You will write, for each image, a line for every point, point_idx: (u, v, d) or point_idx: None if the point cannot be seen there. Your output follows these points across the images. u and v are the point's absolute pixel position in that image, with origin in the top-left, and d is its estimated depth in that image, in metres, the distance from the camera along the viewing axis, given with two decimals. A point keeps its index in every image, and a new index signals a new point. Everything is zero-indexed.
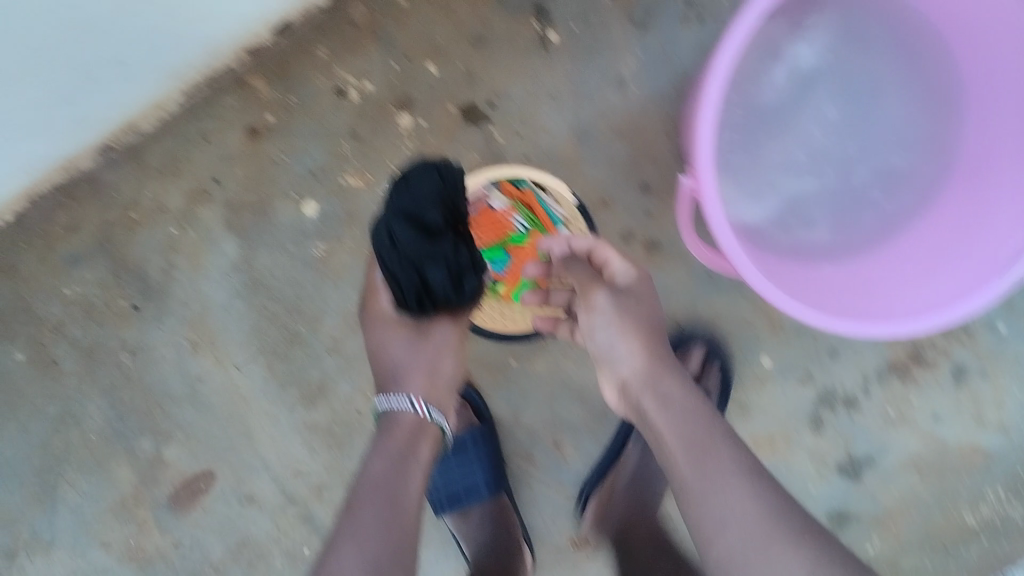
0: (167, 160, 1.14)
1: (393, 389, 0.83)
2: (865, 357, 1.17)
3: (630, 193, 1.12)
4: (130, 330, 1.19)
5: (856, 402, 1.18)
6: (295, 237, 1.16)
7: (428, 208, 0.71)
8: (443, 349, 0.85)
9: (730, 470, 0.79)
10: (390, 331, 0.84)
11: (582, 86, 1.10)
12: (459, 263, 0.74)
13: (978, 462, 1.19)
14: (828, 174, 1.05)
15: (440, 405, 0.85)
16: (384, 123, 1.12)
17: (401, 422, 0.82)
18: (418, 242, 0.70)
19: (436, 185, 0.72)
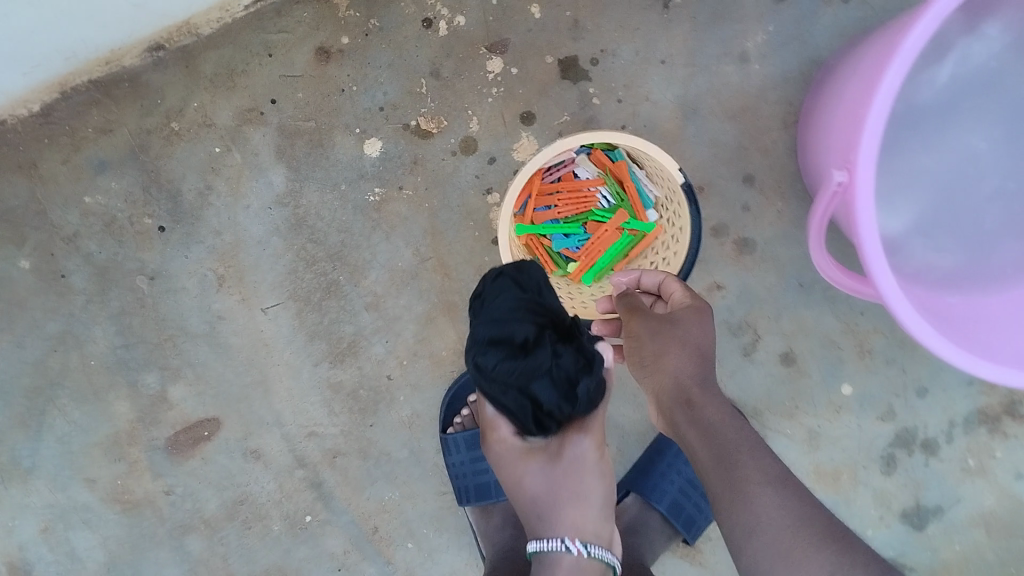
0: (222, 68, 1.03)
1: (543, 529, 0.67)
2: (956, 401, 1.05)
3: (731, 182, 1.02)
4: (152, 252, 1.07)
5: (934, 446, 1.05)
6: (350, 177, 1.05)
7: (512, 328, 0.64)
8: (584, 469, 0.66)
9: (771, 481, 0.61)
10: (521, 465, 0.67)
11: (698, 54, 1.01)
12: (560, 371, 0.62)
13: None
14: (976, 196, 0.90)
15: (599, 535, 0.67)
16: (473, 64, 1.02)
17: (561, 573, 0.65)
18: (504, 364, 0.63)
19: (515, 304, 0.68)
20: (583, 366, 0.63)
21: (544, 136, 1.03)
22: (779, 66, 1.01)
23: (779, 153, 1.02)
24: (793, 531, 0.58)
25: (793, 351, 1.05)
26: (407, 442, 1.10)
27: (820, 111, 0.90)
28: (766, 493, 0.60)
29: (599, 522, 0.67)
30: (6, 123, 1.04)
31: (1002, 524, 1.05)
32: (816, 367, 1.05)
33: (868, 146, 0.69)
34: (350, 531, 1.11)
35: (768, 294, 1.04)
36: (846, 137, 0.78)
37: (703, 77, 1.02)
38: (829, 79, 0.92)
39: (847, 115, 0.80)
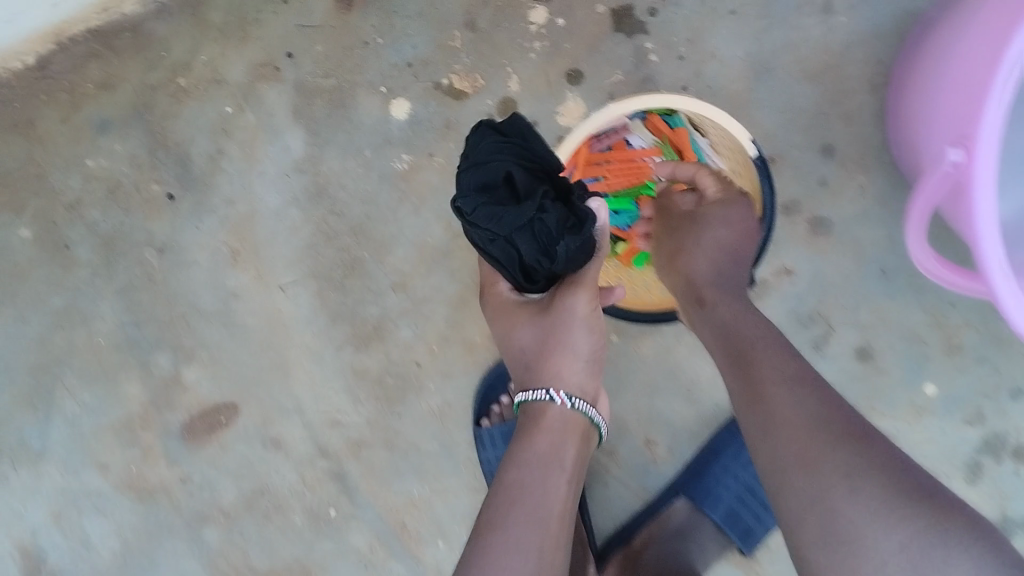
0: (232, 16, 0.95)
1: (532, 383, 0.73)
2: None
3: (807, 153, 0.90)
4: (161, 222, 0.98)
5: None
6: (375, 142, 0.95)
7: (497, 173, 0.68)
8: (573, 324, 0.72)
9: (814, 398, 0.60)
10: (514, 317, 0.76)
11: (774, 5, 0.89)
12: (543, 226, 0.67)
13: None
14: None
15: (582, 390, 0.73)
16: (515, 13, 0.92)
17: (546, 420, 0.70)
18: (488, 208, 0.66)
19: (500, 146, 0.69)
20: (569, 225, 0.68)
21: (592, 98, 0.91)
22: (869, 18, 0.89)
23: (862, 121, 0.89)
24: (812, 426, 0.58)
25: (872, 345, 0.92)
26: (437, 435, 1.00)
27: (914, 93, 0.80)
28: (797, 392, 0.61)
29: (584, 377, 0.73)
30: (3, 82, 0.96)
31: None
32: (898, 363, 0.92)
33: (988, 125, 0.61)
34: (376, 527, 1.00)
35: (845, 281, 0.91)
36: (950, 117, 0.69)
37: (777, 31, 0.89)
38: (919, 54, 0.81)
39: (947, 96, 0.71)
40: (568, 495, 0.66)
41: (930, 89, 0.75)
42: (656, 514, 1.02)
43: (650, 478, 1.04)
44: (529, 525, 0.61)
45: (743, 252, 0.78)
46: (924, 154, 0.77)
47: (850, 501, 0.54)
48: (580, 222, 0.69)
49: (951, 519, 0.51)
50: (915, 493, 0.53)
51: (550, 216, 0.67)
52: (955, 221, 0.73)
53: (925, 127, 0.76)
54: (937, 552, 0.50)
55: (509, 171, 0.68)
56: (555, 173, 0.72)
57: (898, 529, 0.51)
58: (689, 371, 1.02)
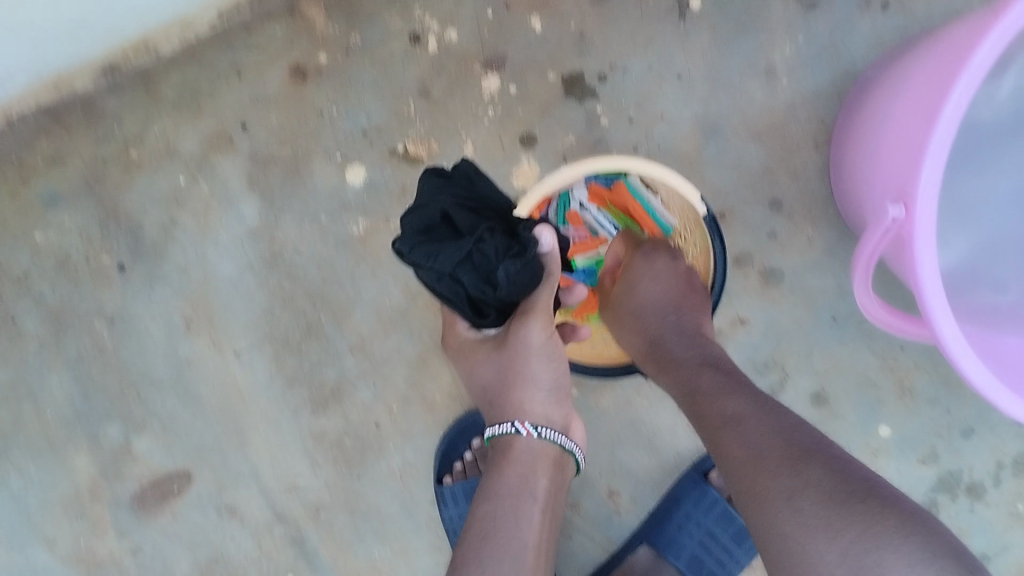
0: (186, 92, 0.93)
1: (497, 416, 0.74)
2: (1005, 442, 0.95)
3: (756, 209, 0.93)
4: (110, 293, 0.97)
5: (980, 491, 0.95)
6: (331, 208, 0.95)
7: (435, 211, 0.67)
8: (529, 357, 0.72)
9: (755, 428, 0.64)
10: (474, 354, 0.76)
11: (718, 69, 0.92)
12: (482, 257, 0.65)
13: None
14: None
15: (549, 419, 0.74)
16: (468, 81, 0.93)
17: (515, 451, 0.72)
18: (425, 246, 0.65)
19: (442, 187, 0.70)
20: (512, 252, 0.67)
21: (546, 159, 0.93)
22: (810, 79, 0.92)
23: (807, 176, 0.93)
24: (754, 456, 0.62)
25: (825, 391, 0.96)
26: (399, 495, 0.99)
27: (858, 147, 0.83)
28: (739, 435, 0.65)
29: (549, 406, 0.74)
30: None
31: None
32: (852, 408, 0.96)
33: (928, 183, 0.63)
34: None
35: (798, 330, 0.95)
36: (893, 169, 0.72)
37: (723, 93, 0.92)
38: (861, 111, 0.84)
39: (889, 148, 0.74)
40: (542, 524, 0.68)
41: (873, 144, 0.79)
42: (619, 560, 1.04)
43: (613, 528, 1.05)
44: (504, 555, 0.64)
45: (688, 302, 0.82)
46: (868, 210, 0.80)
47: (789, 515, 0.57)
48: (522, 249, 0.68)
49: (884, 525, 0.53)
50: (855, 499, 0.55)
51: (489, 245, 0.66)
52: (904, 272, 0.76)
53: (869, 180, 0.79)
54: (876, 560, 0.52)
55: (444, 208, 0.67)
56: (501, 211, 0.72)
57: (837, 541, 0.53)
58: (648, 424, 1.03)
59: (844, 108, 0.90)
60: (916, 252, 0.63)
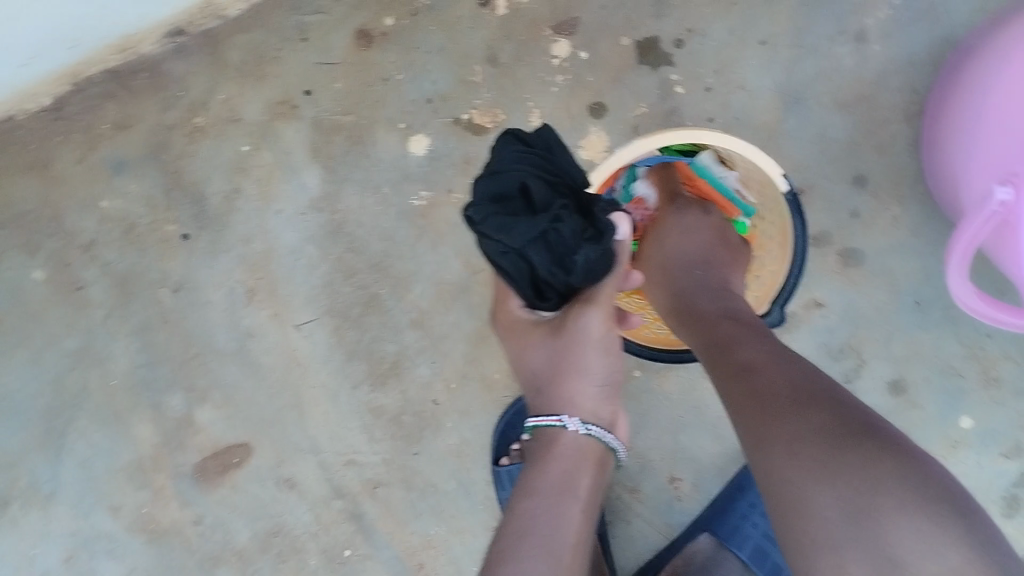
0: (250, 56, 0.93)
1: (543, 408, 0.69)
2: None
3: (838, 184, 0.88)
4: (175, 261, 0.96)
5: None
6: (394, 177, 0.93)
7: (511, 181, 0.63)
8: (587, 346, 0.68)
9: (783, 376, 0.58)
10: (526, 336, 0.72)
11: (800, 36, 0.88)
12: (557, 237, 0.62)
13: None
14: None
15: (597, 415, 0.69)
16: (537, 47, 0.90)
17: (560, 446, 0.67)
18: (499, 218, 0.61)
19: (521, 156, 0.65)
20: (588, 235, 0.64)
21: (615, 130, 0.89)
22: (901, 46, 0.87)
23: (891, 152, 0.88)
24: (767, 404, 0.57)
25: (904, 380, 0.90)
26: (457, 472, 0.98)
27: (954, 124, 0.78)
28: (741, 386, 0.60)
29: (598, 402, 0.70)
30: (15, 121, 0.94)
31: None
32: (931, 398, 0.90)
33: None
34: (393, 568, 0.98)
35: (878, 314, 0.90)
36: (998, 151, 0.68)
37: (804, 62, 0.88)
38: (956, 86, 0.80)
39: (994, 130, 0.69)
40: (583, 527, 0.62)
41: (970, 123, 0.74)
42: (680, 549, 1.00)
43: (674, 514, 1.01)
44: (541, 554, 0.58)
45: (718, 258, 0.78)
46: (964, 189, 0.76)
47: (793, 466, 0.53)
48: (598, 233, 0.64)
49: (880, 470, 0.50)
50: (852, 439, 0.52)
51: (566, 226, 0.62)
52: (1005, 263, 0.71)
53: (966, 161, 0.74)
54: (875, 509, 0.49)
55: (524, 180, 0.63)
56: (579, 189, 0.67)
57: (835, 489, 0.51)
58: (710, 410, 1.00)
59: (937, 78, 0.85)
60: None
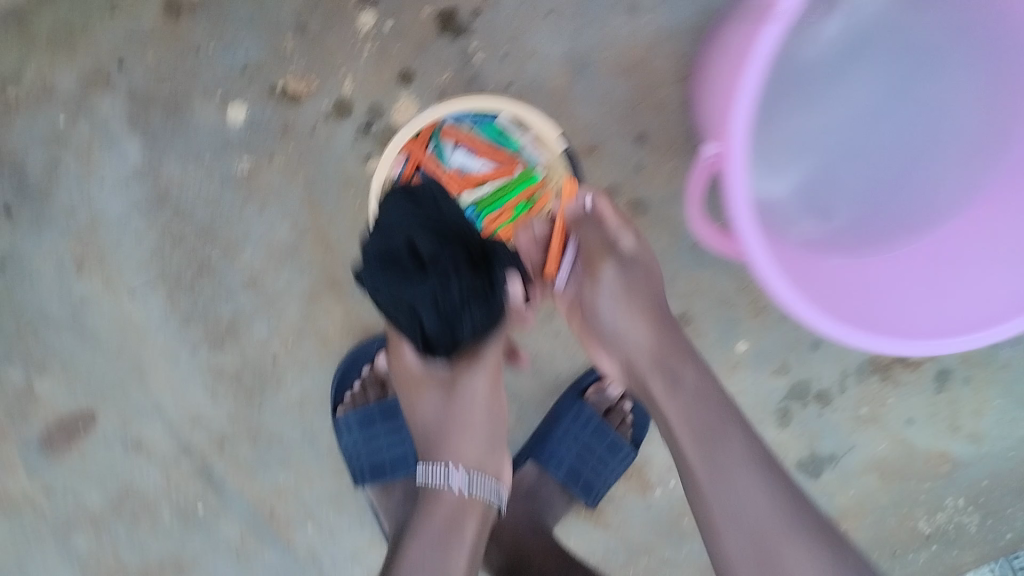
0: (59, 28, 0.94)
1: (431, 457, 0.80)
2: (849, 354, 1.05)
3: (623, 142, 0.97)
4: (2, 235, 0.98)
5: (828, 398, 1.07)
6: (215, 147, 0.97)
7: (401, 242, 0.73)
8: (472, 404, 0.80)
9: (743, 457, 0.73)
10: (421, 389, 0.81)
11: (585, 6, 0.95)
12: (445, 297, 0.72)
13: (943, 469, 1.09)
14: (879, 164, 0.87)
15: (481, 465, 0.80)
16: (344, 18, 0.95)
17: (443, 500, 0.78)
18: (390, 280, 0.72)
19: (408, 220, 0.75)
20: (477, 293, 0.74)
21: (424, 95, 0.96)
22: (669, 15, 0.95)
23: (671, 110, 0.97)
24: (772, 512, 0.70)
25: (690, 312, 1.02)
26: (301, 424, 1.04)
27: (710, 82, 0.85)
28: (743, 468, 0.72)
29: (483, 454, 0.81)
30: None
31: (891, 468, 1.09)
32: (714, 326, 1.03)
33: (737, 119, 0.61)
34: (246, 517, 1.05)
35: (665, 255, 1.00)
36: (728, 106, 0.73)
37: (590, 30, 0.96)
38: (716, 44, 0.87)
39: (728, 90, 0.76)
40: (468, 568, 0.77)
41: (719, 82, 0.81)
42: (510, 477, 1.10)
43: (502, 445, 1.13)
44: None
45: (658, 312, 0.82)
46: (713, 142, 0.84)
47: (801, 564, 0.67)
48: (485, 291, 0.74)
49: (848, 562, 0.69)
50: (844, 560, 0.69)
51: (454, 287, 0.72)
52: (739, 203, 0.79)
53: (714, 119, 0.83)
54: None
55: (412, 241, 0.73)
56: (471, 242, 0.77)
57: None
58: (529, 346, 1.08)
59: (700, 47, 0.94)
60: (727, 179, 0.63)
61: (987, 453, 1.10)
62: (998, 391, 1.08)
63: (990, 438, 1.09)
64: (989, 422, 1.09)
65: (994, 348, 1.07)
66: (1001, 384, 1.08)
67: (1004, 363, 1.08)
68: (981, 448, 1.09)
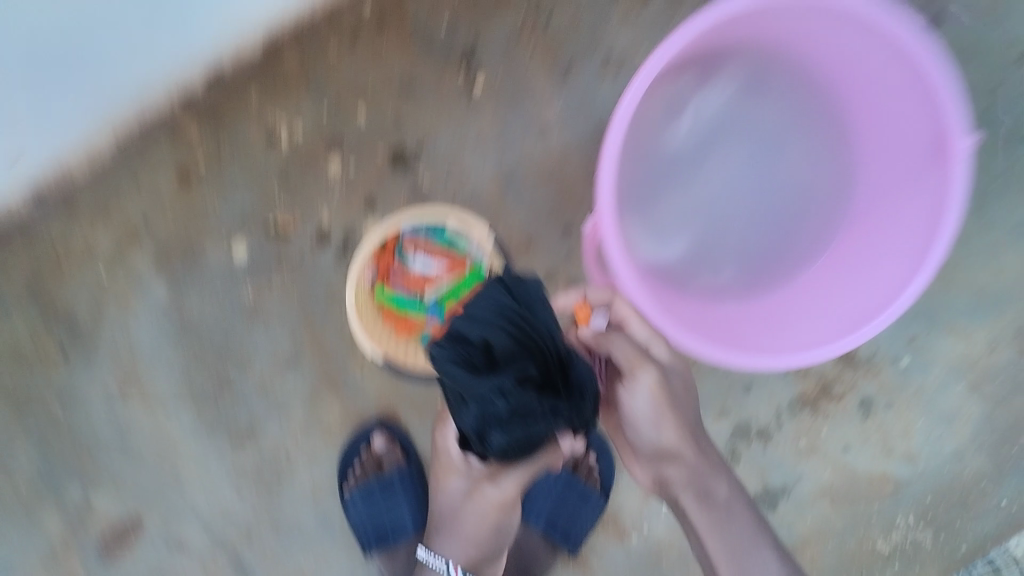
0: (99, 204, 1.15)
1: (437, 548, 1.04)
2: (777, 393, 1.28)
3: (552, 239, 1.18)
4: (59, 373, 1.19)
5: (769, 434, 1.29)
6: (225, 281, 1.18)
7: (478, 334, 0.73)
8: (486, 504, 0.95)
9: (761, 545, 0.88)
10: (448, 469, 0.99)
11: (505, 133, 1.16)
12: (494, 406, 0.71)
13: (887, 488, 1.31)
14: (750, 217, 1.09)
15: (473, 560, 1.03)
16: (315, 167, 1.16)
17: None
18: (456, 365, 0.72)
19: (495, 312, 0.74)
20: (524, 416, 0.72)
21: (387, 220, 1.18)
22: (575, 131, 1.17)
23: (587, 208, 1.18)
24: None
25: None
26: (314, 509, 1.23)
27: None
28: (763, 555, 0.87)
29: (479, 544, 1.03)
30: None
31: (840, 493, 1.31)
32: None
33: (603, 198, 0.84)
34: None
35: None
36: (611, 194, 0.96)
37: (512, 151, 1.17)
38: None
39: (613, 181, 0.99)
40: None
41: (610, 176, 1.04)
42: None
43: None
44: None
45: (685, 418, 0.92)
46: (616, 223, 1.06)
47: None
48: (535, 413, 0.72)
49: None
50: None
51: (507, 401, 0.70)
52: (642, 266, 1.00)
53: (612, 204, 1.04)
54: None
55: (489, 339, 0.73)
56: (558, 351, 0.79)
57: None
58: None
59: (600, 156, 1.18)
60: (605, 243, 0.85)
61: (926, 471, 1.31)
62: (916, 412, 1.30)
63: (925, 456, 1.31)
64: (919, 443, 1.31)
65: (903, 373, 1.29)
66: (915, 406, 1.30)
67: (915, 389, 1.29)
68: (918, 467, 1.31)
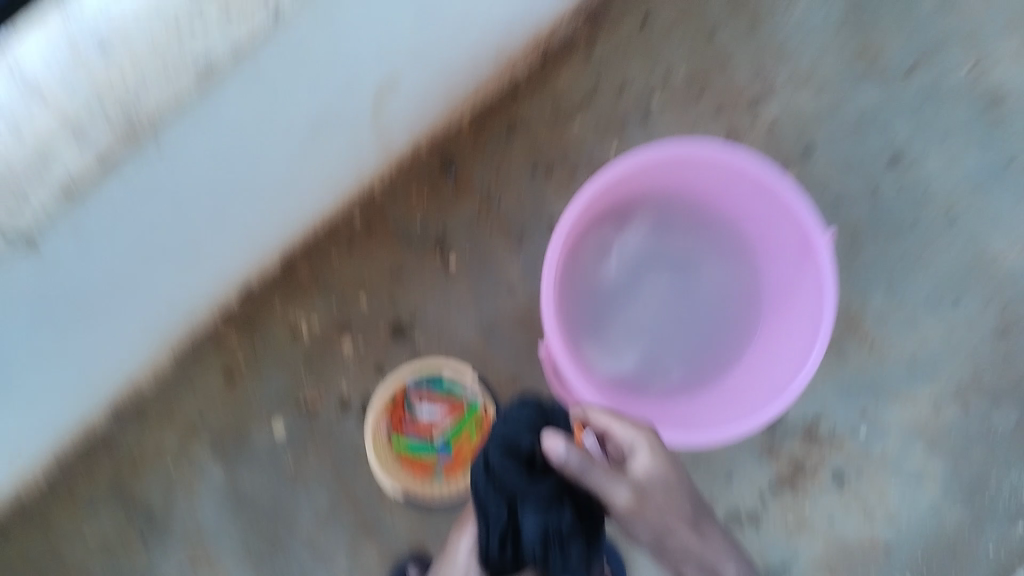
0: (163, 411, 1.40)
1: None
2: (757, 477, 1.45)
3: (535, 374, 1.42)
4: (140, 558, 1.40)
5: (758, 516, 1.45)
6: (270, 456, 1.40)
7: (530, 447, 0.96)
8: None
9: None
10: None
11: (481, 296, 1.42)
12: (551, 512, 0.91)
13: (879, 552, 1.46)
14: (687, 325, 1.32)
15: None
16: (331, 350, 1.41)
17: None
18: (514, 471, 0.93)
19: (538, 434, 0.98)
20: (573, 525, 0.92)
21: None
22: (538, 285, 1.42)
23: None
24: None
25: None
26: None
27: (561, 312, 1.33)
28: None
29: None
30: (20, 497, 1.37)
31: (836, 560, 1.46)
32: None
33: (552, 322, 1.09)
34: None
35: None
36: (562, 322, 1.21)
37: (489, 310, 1.42)
38: None
39: None
40: None
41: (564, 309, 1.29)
42: None
43: None
44: None
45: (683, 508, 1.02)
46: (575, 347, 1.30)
47: None
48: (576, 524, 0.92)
49: None
50: None
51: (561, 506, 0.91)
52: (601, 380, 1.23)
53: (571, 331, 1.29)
54: None
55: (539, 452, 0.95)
56: None
57: None
58: None
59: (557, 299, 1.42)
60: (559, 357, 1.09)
61: (908, 530, 1.46)
62: (886, 476, 1.46)
63: (903, 516, 1.46)
64: (895, 503, 1.46)
65: (864, 443, 1.46)
66: (883, 471, 1.46)
67: (879, 455, 1.46)
68: (901, 528, 1.46)
